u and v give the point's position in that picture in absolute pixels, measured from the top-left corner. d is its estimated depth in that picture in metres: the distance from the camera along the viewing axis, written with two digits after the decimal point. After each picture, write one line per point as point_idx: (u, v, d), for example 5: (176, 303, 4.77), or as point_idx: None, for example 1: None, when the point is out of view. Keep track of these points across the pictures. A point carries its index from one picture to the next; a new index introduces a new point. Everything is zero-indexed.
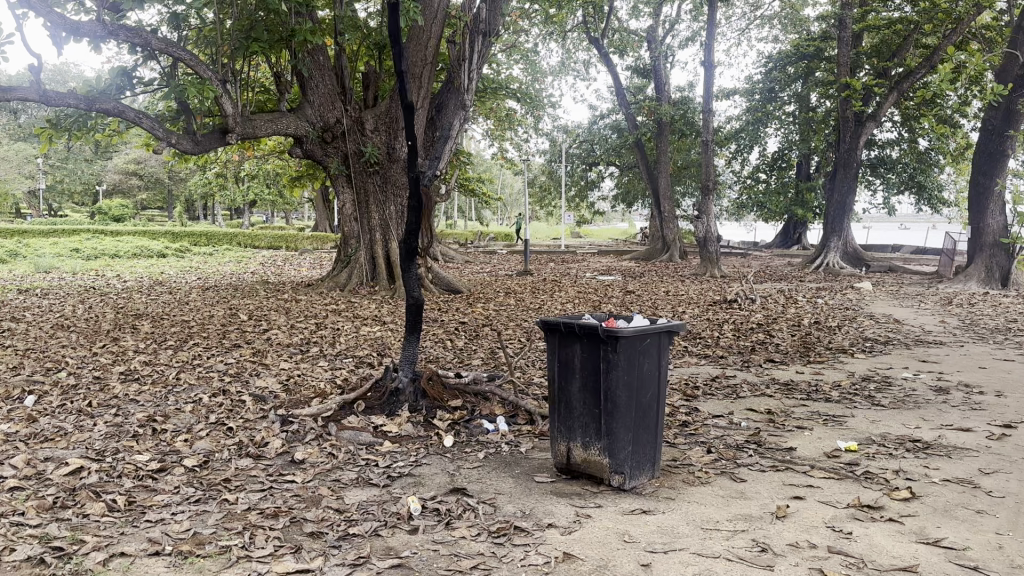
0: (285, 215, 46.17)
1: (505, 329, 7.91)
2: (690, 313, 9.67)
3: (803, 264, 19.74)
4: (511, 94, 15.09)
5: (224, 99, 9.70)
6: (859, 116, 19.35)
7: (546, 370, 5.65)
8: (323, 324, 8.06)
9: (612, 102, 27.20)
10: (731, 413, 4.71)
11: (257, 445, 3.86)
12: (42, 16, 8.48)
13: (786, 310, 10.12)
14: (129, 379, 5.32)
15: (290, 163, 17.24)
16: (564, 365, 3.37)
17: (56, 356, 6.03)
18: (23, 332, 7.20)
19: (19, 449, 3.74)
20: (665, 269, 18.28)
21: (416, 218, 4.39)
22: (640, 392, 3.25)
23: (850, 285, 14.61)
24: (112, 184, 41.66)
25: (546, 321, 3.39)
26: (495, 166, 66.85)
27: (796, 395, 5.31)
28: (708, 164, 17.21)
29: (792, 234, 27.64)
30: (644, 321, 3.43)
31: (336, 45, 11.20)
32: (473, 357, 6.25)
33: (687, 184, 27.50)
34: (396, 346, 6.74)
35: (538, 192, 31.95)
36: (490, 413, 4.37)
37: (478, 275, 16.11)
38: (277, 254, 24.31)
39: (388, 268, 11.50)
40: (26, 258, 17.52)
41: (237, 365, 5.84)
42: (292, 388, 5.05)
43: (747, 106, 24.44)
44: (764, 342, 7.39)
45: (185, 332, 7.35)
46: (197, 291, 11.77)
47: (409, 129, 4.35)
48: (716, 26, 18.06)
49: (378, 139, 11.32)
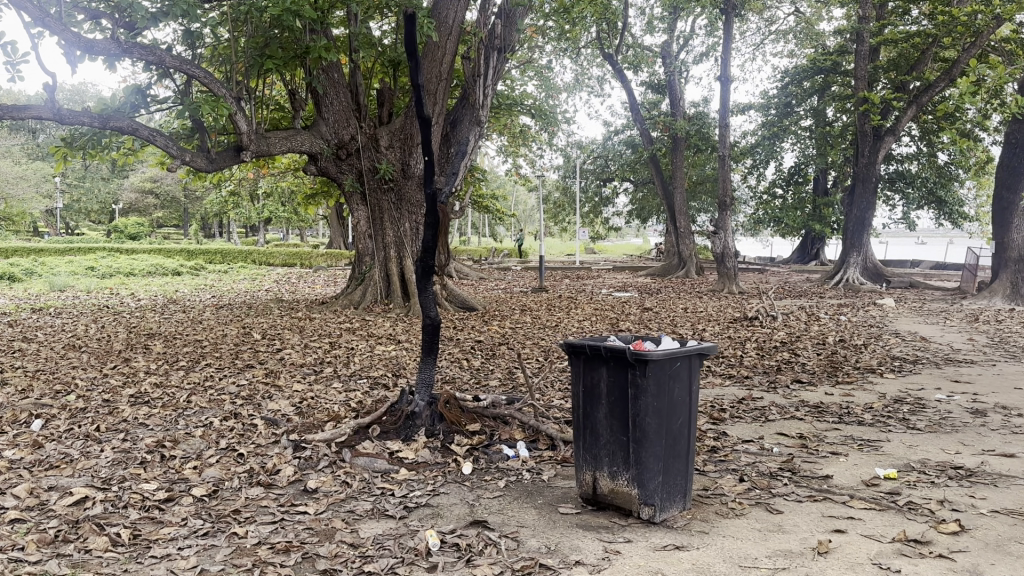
0: (300, 233, 46.30)
1: (522, 348, 7.74)
2: (710, 330, 9.49)
3: (822, 280, 19.45)
4: (526, 110, 15.02)
5: (239, 117, 9.60)
6: (877, 131, 19.12)
7: (566, 391, 5.48)
8: (337, 343, 7.92)
9: (626, 118, 27.13)
10: (762, 438, 4.52)
11: (268, 473, 3.71)
12: (57, 35, 8.45)
13: (809, 328, 9.90)
14: (139, 402, 5.18)
15: (305, 180, 17.21)
16: (590, 390, 3.20)
17: (66, 378, 5.90)
18: (34, 353, 7.10)
19: (23, 477, 3.61)
20: (682, 286, 18.06)
21: (432, 235, 4.25)
22: (670, 419, 3.08)
23: (872, 302, 14.35)
24: (128, 202, 41.94)
25: (570, 343, 3.23)
26: (509, 182, 66.92)
27: (827, 418, 5.12)
28: (724, 179, 17.02)
29: (810, 250, 27.33)
30: (674, 342, 3.25)
31: (350, 61, 11.14)
32: (492, 377, 6.08)
33: (702, 200, 27.31)
34: (412, 366, 6.59)
35: (552, 208, 31.84)
36: (510, 438, 4.20)
37: (493, 292, 15.98)
38: (290, 271, 24.33)
39: (403, 285, 11.37)
40: (41, 276, 17.54)
41: (249, 386, 5.68)
42: (305, 412, 4.89)
43: (762, 122, 24.29)
44: (789, 362, 7.19)
45: (197, 352, 7.22)
46: (210, 309, 11.66)
47: (426, 144, 4.22)
48: (731, 42, 17.93)
49: (392, 156, 11.26)
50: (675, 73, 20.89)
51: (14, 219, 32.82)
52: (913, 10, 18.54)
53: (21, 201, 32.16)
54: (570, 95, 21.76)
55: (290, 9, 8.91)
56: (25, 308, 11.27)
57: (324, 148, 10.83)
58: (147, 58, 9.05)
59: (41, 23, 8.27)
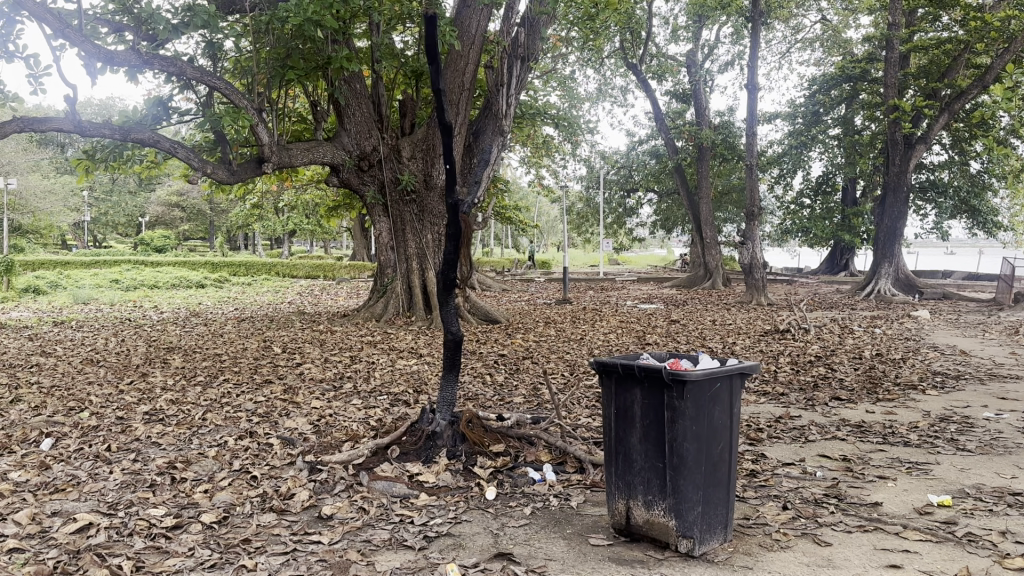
0: (324, 244, 46.41)
1: (547, 362, 7.52)
2: (741, 344, 9.20)
3: (853, 292, 19.03)
4: (549, 120, 14.84)
5: (261, 129, 9.48)
6: (908, 139, 18.72)
7: (595, 409, 5.24)
8: (358, 357, 7.74)
9: (651, 128, 26.87)
10: (803, 461, 4.29)
11: (282, 498, 3.52)
12: (78, 47, 8.40)
13: (843, 341, 9.58)
14: (153, 420, 5.02)
15: (328, 192, 17.17)
16: (622, 412, 2.98)
17: (81, 395, 5.77)
18: (51, 368, 6.99)
19: (26, 502, 3.45)
20: (709, 297, 17.75)
21: (454, 247, 4.06)
22: (710, 445, 2.86)
23: (907, 313, 13.94)
24: (155, 216, 42.33)
25: (600, 362, 3.02)
26: (532, 193, 66.79)
27: (871, 438, 4.86)
28: (751, 189, 16.70)
29: (839, 260, 26.86)
30: (712, 360, 3.04)
31: (372, 72, 11.02)
32: (516, 393, 5.86)
33: (728, 210, 26.95)
34: (433, 381, 6.39)
35: (576, 219, 31.59)
36: (536, 459, 3.98)
37: (517, 304, 15.79)
38: (314, 283, 24.29)
39: (425, 298, 11.20)
40: (66, 290, 17.62)
41: (266, 403, 5.51)
42: (322, 430, 4.69)
43: (789, 131, 23.94)
44: (825, 377, 6.91)
45: (216, 367, 7.08)
46: (232, 322, 11.57)
47: (447, 152, 4.03)
48: (758, 50, 17.67)
49: (414, 167, 11.12)
50: (701, 82, 20.63)
51: (41, 233, 33.22)
52: (944, 16, 18.19)
53: (49, 215, 32.57)
54: (593, 105, 21.58)
55: (311, 19, 8.80)
56: (48, 321, 11.26)
57: (346, 159, 10.70)
58: (168, 69, 9.01)
59: (61, 34, 8.25)
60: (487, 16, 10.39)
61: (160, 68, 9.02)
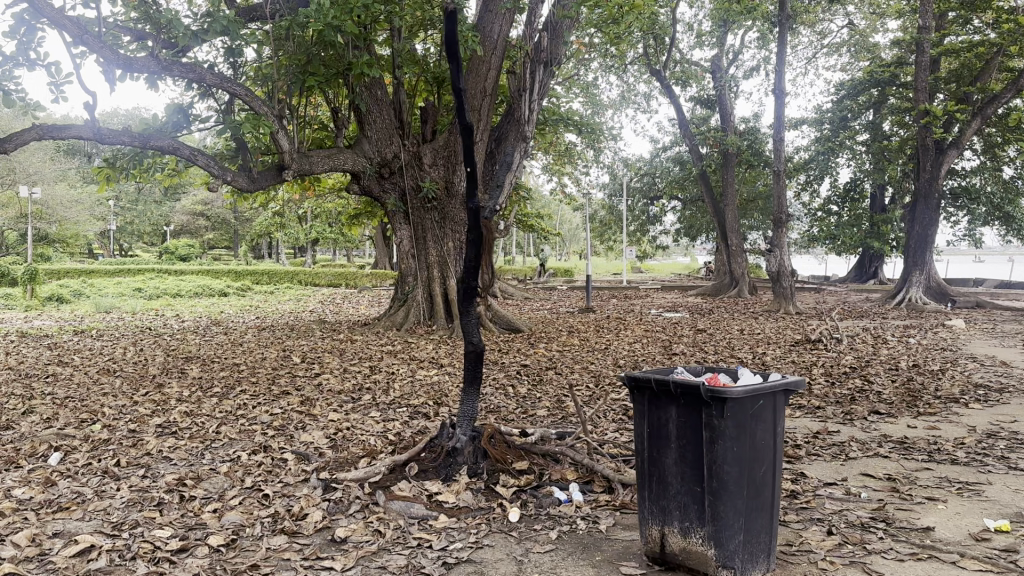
0: (347, 253, 46.51)
1: (571, 373, 7.31)
2: (771, 354, 8.91)
3: (883, 300, 18.60)
4: (572, 126, 14.64)
5: (280, 135, 9.36)
6: (940, 144, 18.30)
7: (622, 423, 5.03)
8: (378, 367, 7.57)
9: (675, 135, 26.57)
10: (845, 480, 4.05)
11: (294, 518, 3.34)
12: (97, 54, 8.35)
13: (877, 351, 9.28)
14: (165, 433, 4.87)
15: (350, 200, 17.10)
16: (656, 431, 2.77)
17: (95, 406, 5.65)
18: (67, 378, 6.89)
19: (28, 520, 3.30)
20: (735, 306, 17.42)
21: (476, 254, 3.86)
22: (753, 467, 2.64)
23: (942, 323, 13.54)
24: (180, 225, 42.70)
25: (631, 376, 2.81)
26: (555, 202, 66.60)
27: (915, 455, 4.60)
28: (779, 196, 16.37)
29: (868, 267, 26.38)
30: (754, 375, 2.83)
31: (393, 78, 10.90)
32: (540, 407, 5.64)
33: (754, 217, 26.55)
34: (454, 392, 6.21)
35: (599, 227, 31.35)
36: (562, 478, 3.76)
37: (539, 313, 15.59)
38: (336, 292, 24.27)
39: (447, 306, 11.02)
40: (90, 298, 17.69)
41: (283, 416, 5.33)
42: (339, 445, 4.51)
43: (815, 137, 23.51)
44: (862, 390, 6.62)
45: (233, 377, 6.94)
46: (252, 331, 11.46)
47: (468, 155, 3.83)
48: (785, 55, 17.37)
49: (436, 174, 10.96)
50: (725, 88, 20.35)
51: (68, 241, 33.63)
52: (975, 18, 17.82)
53: (76, 224, 32.93)
54: (616, 112, 21.36)
55: (332, 24, 8.66)
56: (68, 330, 11.23)
57: (367, 166, 10.55)
58: (187, 76, 8.94)
59: (80, 41, 8.19)
60: (510, 21, 10.29)
61: (180, 75, 8.95)
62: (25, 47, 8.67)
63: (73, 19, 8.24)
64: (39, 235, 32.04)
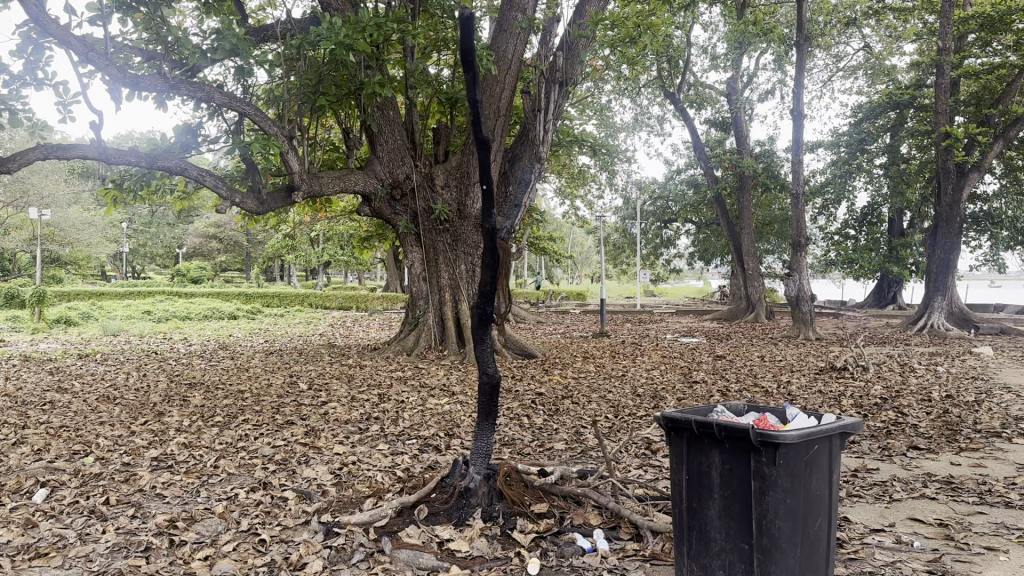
0: (358, 276, 46.42)
1: (589, 402, 6.99)
2: (796, 383, 8.53)
3: (904, 326, 18.13)
4: (587, 149, 14.39)
5: (290, 156, 9.15)
6: (961, 167, 17.93)
7: (646, 459, 4.72)
8: (387, 396, 7.26)
9: (689, 157, 26.26)
10: (893, 526, 3.73)
11: (292, 568, 3.04)
12: (103, 71, 8.18)
13: (907, 380, 8.91)
14: (160, 468, 4.58)
15: (362, 224, 16.94)
16: (696, 478, 2.48)
17: (89, 437, 5.37)
18: (65, 406, 6.63)
19: (2, 569, 3.02)
20: (753, 332, 17.01)
21: (492, 278, 3.58)
22: (807, 522, 2.35)
23: (970, 350, 13.10)
24: (193, 247, 42.78)
25: (669, 417, 2.53)
26: (567, 226, 66.54)
27: (964, 497, 4.25)
28: (797, 219, 16.01)
29: (886, 293, 25.93)
30: (803, 417, 2.55)
31: (406, 99, 10.71)
32: (558, 440, 5.33)
33: (770, 241, 26.16)
34: (467, 423, 5.90)
35: (612, 250, 31.04)
36: (585, 523, 3.43)
37: (552, 338, 15.30)
38: (347, 315, 24.09)
39: (458, 331, 10.72)
40: (97, 321, 17.49)
41: (285, 448, 5.03)
42: (343, 482, 4.21)
43: (832, 160, 23.14)
44: (898, 423, 6.27)
45: (236, 406, 6.64)
46: (259, 356, 11.19)
47: (483, 171, 3.57)
48: (802, 77, 17.07)
49: (448, 195, 10.73)
50: (741, 110, 20.05)
51: (80, 263, 33.64)
52: (994, 40, 17.56)
53: (88, 246, 32.97)
54: (629, 135, 21.15)
55: (343, 43, 8.50)
56: (72, 354, 11.01)
57: (378, 188, 10.33)
58: (195, 95, 8.77)
59: (86, 59, 8.02)
60: (524, 41, 10.11)
61: (187, 94, 8.78)
62: (32, 66, 8.52)
63: (79, 36, 8.08)
64: (51, 256, 32.07)
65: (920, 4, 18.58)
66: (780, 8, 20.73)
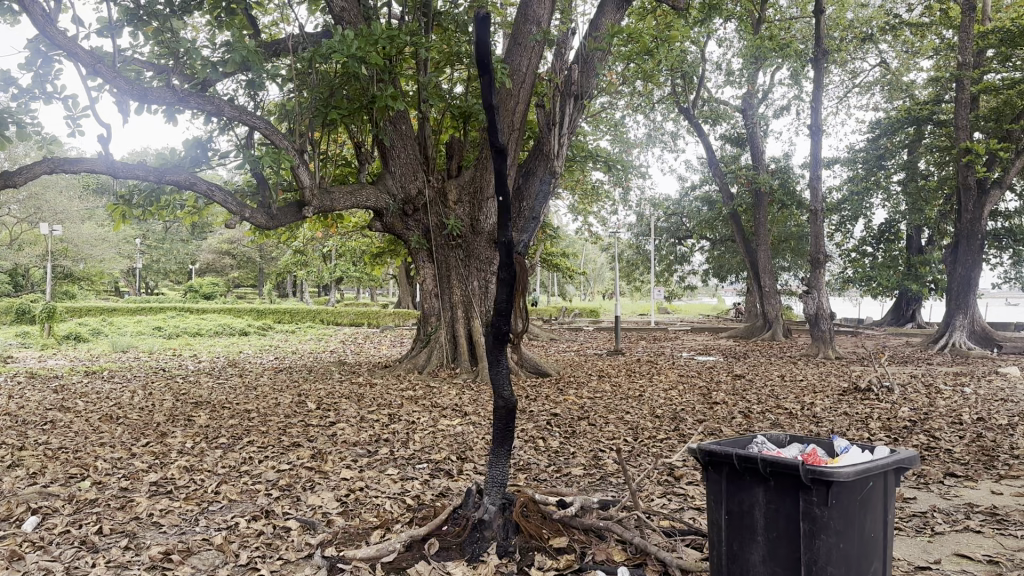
0: (371, 292, 46.29)
1: (607, 424, 6.73)
2: (820, 405, 8.22)
3: (924, 345, 17.70)
4: (601, 164, 14.20)
5: (301, 170, 8.98)
6: (982, 183, 17.62)
7: (669, 487, 4.46)
8: (397, 416, 7.02)
9: (703, 174, 26.03)
10: (938, 563, 3.46)
11: None
12: (110, 84, 8.04)
13: (934, 402, 8.61)
14: (158, 494, 4.36)
15: (375, 239, 16.80)
16: (737, 517, 2.25)
17: (87, 459, 5.17)
18: (66, 426, 6.44)
19: None
20: (771, 351, 16.67)
21: (507, 294, 3.36)
22: (860, 566, 2.11)
23: (996, 371, 12.71)
24: (206, 263, 42.86)
25: (705, 449, 2.31)
26: (579, 243, 66.42)
27: (1011, 531, 3.97)
28: (815, 235, 15.68)
29: (905, 311, 25.51)
30: (855, 448, 2.33)
31: (418, 113, 10.56)
32: (575, 465, 5.08)
33: (786, 258, 25.82)
34: (481, 446, 5.66)
35: (626, 267, 30.78)
36: (608, 560, 3.18)
37: (566, 355, 15.04)
38: (357, 332, 23.87)
39: (470, 348, 10.46)
40: (107, 337, 17.37)
41: (290, 472, 4.81)
42: (350, 511, 3.98)
43: (849, 176, 22.71)
44: (930, 448, 5.98)
45: (242, 426, 6.43)
46: (268, 374, 10.98)
47: (499, 181, 3.35)
48: (819, 93, 16.81)
49: (461, 211, 10.53)
50: (756, 126, 19.83)
51: (92, 279, 33.65)
52: (1015, 56, 17.23)
53: (101, 262, 33.04)
54: (642, 151, 20.96)
55: (356, 56, 8.38)
56: (79, 372, 10.86)
57: (390, 203, 10.15)
58: (205, 108, 8.62)
59: (93, 70, 7.87)
60: (538, 55, 9.95)
61: (197, 107, 8.63)
62: (41, 79, 8.41)
63: (86, 48, 7.94)
64: (63, 272, 32.18)
65: (937, 19, 18.37)
66: (795, 24, 20.57)
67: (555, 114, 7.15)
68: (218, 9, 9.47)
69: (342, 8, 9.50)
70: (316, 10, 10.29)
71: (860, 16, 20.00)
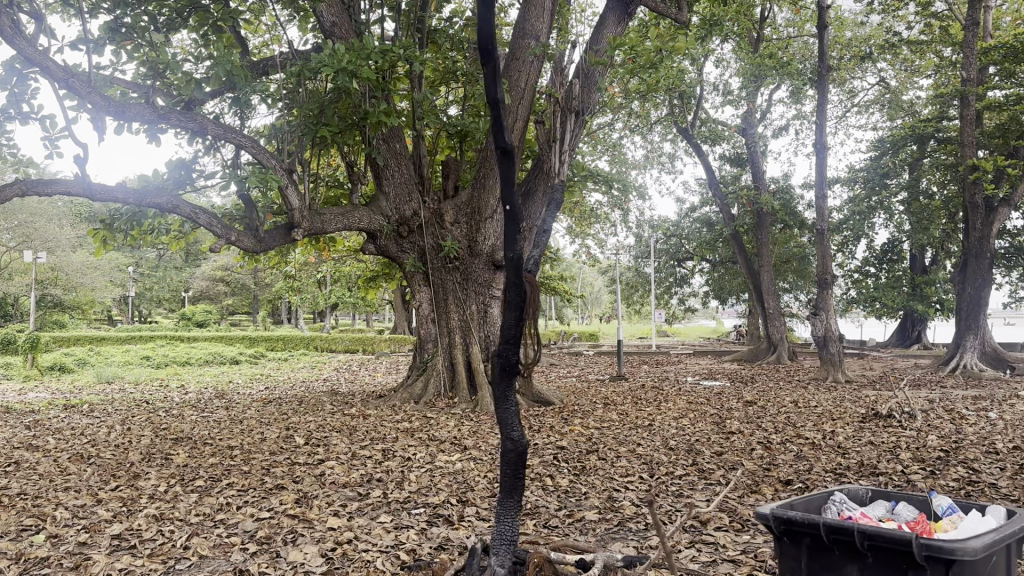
0: (367, 318, 45.52)
1: (619, 458, 6.21)
2: (843, 433, 7.70)
3: (935, 367, 17.20)
4: (602, 183, 13.81)
5: (290, 191, 8.52)
6: (989, 201, 17.19)
7: (699, 536, 3.96)
8: (391, 452, 6.50)
9: (702, 195, 25.69)
10: None
11: None
12: (85, 100, 7.61)
13: (962, 429, 8.11)
14: (119, 551, 3.85)
15: (369, 263, 16.38)
16: None
17: (46, 507, 4.65)
18: (30, 467, 5.92)
19: None
20: (779, 374, 16.13)
21: (517, 319, 2.88)
22: None
23: (1017, 394, 12.18)
24: (199, 290, 42.27)
25: (781, 515, 1.87)
26: (578, 266, 66.09)
27: None
28: (821, 255, 15.16)
29: (911, 331, 25.09)
30: (966, 513, 1.90)
31: (413, 132, 10.12)
32: (588, 508, 4.57)
33: (788, 279, 25.36)
34: (484, 486, 5.16)
35: (625, 290, 30.35)
36: None
37: (568, 381, 14.56)
38: (352, 358, 23.28)
39: (469, 377, 9.92)
40: (92, 368, 16.78)
41: (271, 521, 4.30)
42: (335, 570, 3.47)
43: (850, 196, 22.38)
44: (973, 483, 5.48)
45: (222, 466, 5.92)
46: (257, 405, 10.47)
47: (506, 189, 2.90)
48: (822, 112, 16.43)
49: (458, 232, 10.02)
50: (756, 145, 19.47)
51: (82, 307, 33.02)
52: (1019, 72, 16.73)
53: (91, 291, 32.45)
54: (640, 173, 20.63)
55: (345, 70, 7.93)
56: (57, 405, 10.30)
57: (384, 224, 9.70)
58: (187, 126, 8.18)
59: (67, 86, 7.42)
60: (537, 72, 9.54)
61: (178, 125, 8.18)
62: (15, 98, 7.98)
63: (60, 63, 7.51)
64: (52, 301, 31.61)
65: (938, 36, 17.95)
66: (794, 43, 20.31)
67: (557, 131, 6.70)
68: (203, 26, 9.09)
69: (334, 23, 9.11)
70: (306, 27, 9.90)
71: (859, 34, 19.77)
